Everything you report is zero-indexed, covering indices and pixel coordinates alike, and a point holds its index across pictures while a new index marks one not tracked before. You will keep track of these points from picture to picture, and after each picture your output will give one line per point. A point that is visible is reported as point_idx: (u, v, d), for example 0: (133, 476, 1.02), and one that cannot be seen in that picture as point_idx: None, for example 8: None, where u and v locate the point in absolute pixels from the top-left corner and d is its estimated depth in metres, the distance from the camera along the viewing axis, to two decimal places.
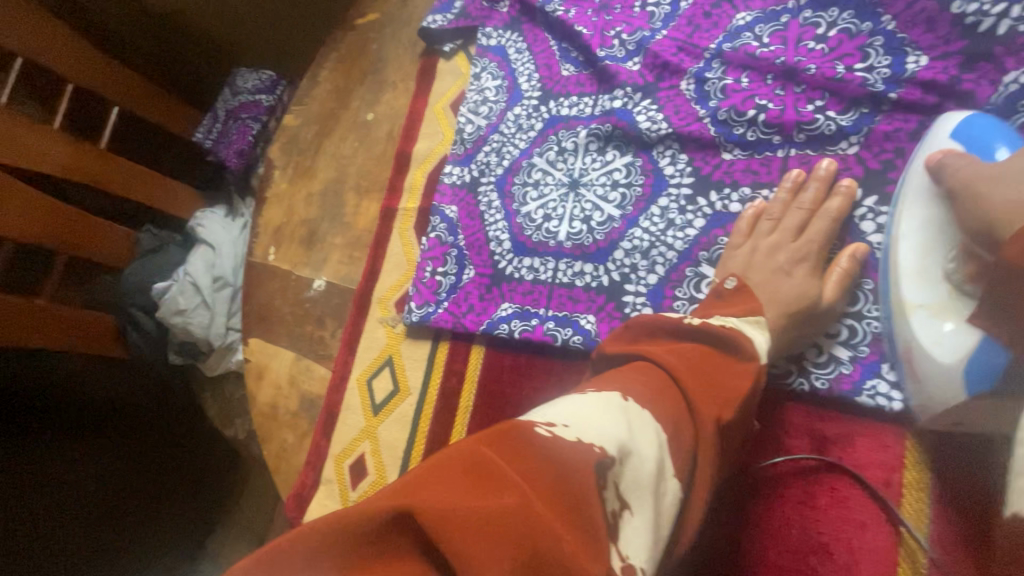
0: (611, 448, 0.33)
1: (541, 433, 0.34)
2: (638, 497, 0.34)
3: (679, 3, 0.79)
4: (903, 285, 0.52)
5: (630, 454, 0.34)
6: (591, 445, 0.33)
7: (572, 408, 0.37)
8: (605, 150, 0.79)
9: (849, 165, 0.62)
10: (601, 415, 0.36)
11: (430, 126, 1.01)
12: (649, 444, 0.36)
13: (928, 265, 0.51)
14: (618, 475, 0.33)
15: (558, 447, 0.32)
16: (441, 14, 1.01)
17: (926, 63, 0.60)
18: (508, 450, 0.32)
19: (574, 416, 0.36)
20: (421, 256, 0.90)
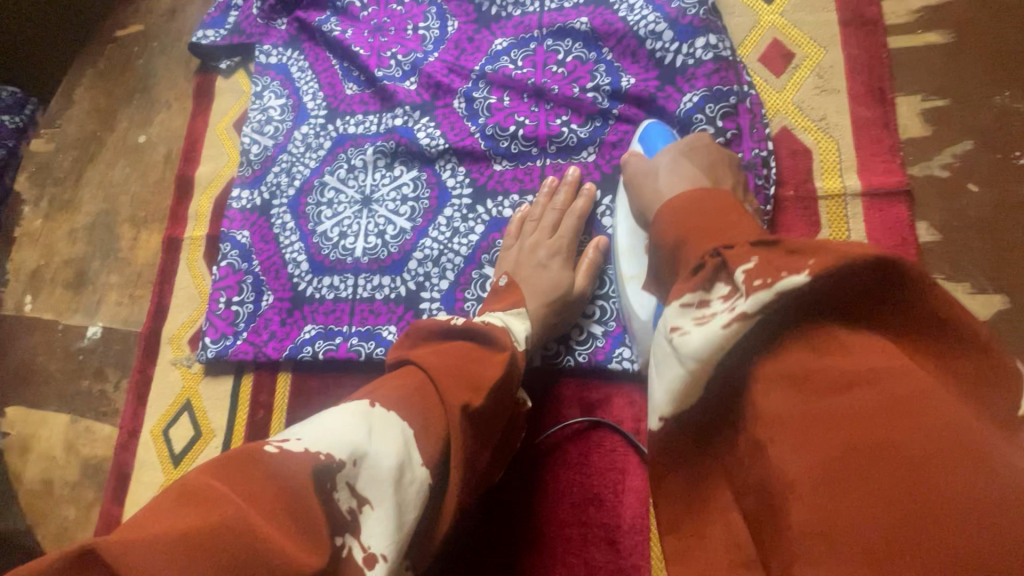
0: (340, 454, 0.41)
1: (271, 451, 0.40)
2: (376, 492, 0.41)
3: (447, 27, 0.85)
4: (622, 262, 0.65)
5: (364, 456, 0.42)
6: (318, 454, 0.40)
7: (315, 422, 0.43)
8: (393, 166, 0.82)
9: (590, 170, 0.74)
10: (340, 426, 0.42)
11: (213, 147, 0.94)
12: (387, 445, 0.43)
13: (635, 244, 0.65)
14: (351, 475, 0.41)
15: (284, 464, 0.39)
16: (213, 29, 0.95)
17: (635, 83, 0.73)
18: (239, 474, 0.38)
19: (312, 430, 0.42)
20: (212, 287, 0.84)
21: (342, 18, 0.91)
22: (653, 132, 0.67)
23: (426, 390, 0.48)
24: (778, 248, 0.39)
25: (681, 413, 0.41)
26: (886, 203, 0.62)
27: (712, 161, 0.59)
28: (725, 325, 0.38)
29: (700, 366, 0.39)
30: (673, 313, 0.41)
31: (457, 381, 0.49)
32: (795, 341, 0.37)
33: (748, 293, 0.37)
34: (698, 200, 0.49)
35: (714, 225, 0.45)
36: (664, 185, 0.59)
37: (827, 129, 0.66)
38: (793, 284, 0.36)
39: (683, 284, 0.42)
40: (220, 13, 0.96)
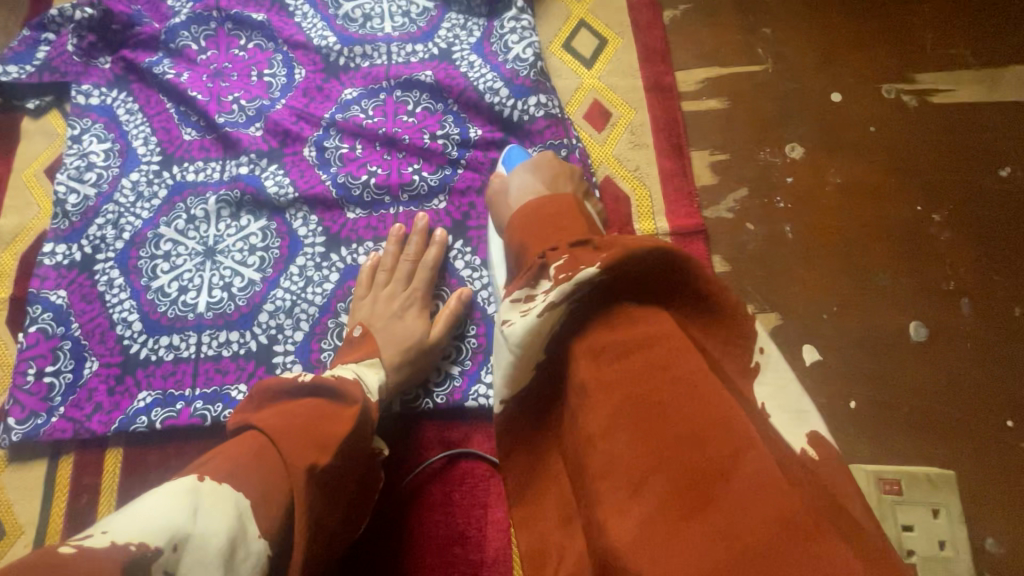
0: (155, 543, 0.39)
1: (69, 552, 0.37)
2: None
3: (294, 75, 0.84)
4: (497, 271, 0.70)
5: (186, 539, 0.41)
6: (129, 544, 0.38)
7: (130, 511, 0.42)
8: (239, 216, 0.79)
9: (440, 217, 0.78)
10: (158, 511, 0.41)
11: (19, 197, 0.83)
12: (215, 522, 0.42)
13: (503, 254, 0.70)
14: (172, 561, 0.40)
15: (86, 560, 0.37)
16: (15, 65, 0.85)
17: (481, 135, 0.79)
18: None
19: (124, 520, 0.40)
20: (18, 358, 0.73)
21: (177, 60, 0.86)
22: (516, 156, 0.74)
23: (266, 454, 0.48)
24: (585, 247, 0.49)
25: (518, 387, 0.51)
26: (688, 240, 0.74)
27: (555, 173, 0.66)
28: (540, 314, 0.46)
29: (523, 351, 0.48)
30: (506, 308, 0.51)
31: (301, 441, 0.49)
32: (594, 323, 0.45)
33: (555, 287, 0.46)
34: (538, 209, 0.57)
35: (551, 231, 0.54)
36: (514, 195, 0.66)
37: (641, 178, 0.77)
38: (585, 278, 0.44)
39: (517, 282, 0.52)
40: (25, 47, 0.86)
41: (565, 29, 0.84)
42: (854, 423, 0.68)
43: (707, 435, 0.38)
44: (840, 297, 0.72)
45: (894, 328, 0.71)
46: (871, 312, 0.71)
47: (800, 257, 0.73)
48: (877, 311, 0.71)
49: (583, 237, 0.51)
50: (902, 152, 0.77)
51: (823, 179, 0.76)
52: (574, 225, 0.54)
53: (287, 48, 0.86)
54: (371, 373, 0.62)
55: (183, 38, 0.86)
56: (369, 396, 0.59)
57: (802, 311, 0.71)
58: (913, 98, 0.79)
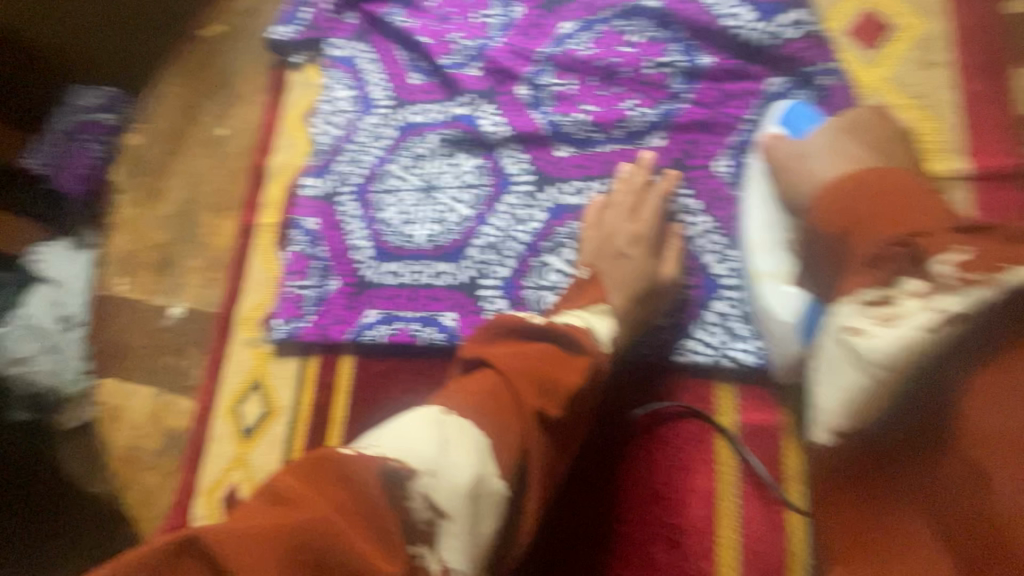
0: (415, 465, 0.43)
1: (348, 457, 0.44)
2: (453, 505, 0.43)
3: (512, 13, 0.84)
4: (757, 257, 0.61)
5: (440, 467, 0.43)
6: (393, 462, 0.43)
7: (393, 429, 0.46)
8: (455, 154, 0.82)
9: (656, 155, 0.70)
10: (415, 435, 0.45)
11: (285, 138, 0.98)
12: (462, 456, 0.44)
13: (773, 237, 0.61)
14: (427, 484, 0.43)
15: (360, 464, 0.43)
16: (287, 25, 0.99)
17: (714, 62, 0.69)
18: (322, 482, 0.42)
19: (388, 436, 0.45)
20: (282, 271, 0.88)
21: (408, 8, 0.92)
22: (798, 112, 0.62)
23: (499, 392, 0.49)
24: (989, 238, 0.40)
25: (862, 421, 0.45)
26: (994, 188, 0.57)
27: (873, 139, 0.57)
28: (924, 329, 0.39)
29: (887, 371, 0.41)
30: (850, 312, 0.44)
31: (532, 381, 0.50)
32: (1007, 351, 0.37)
33: (958, 291, 0.38)
34: (874, 181, 0.49)
35: (895, 211, 0.46)
36: (819, 169, 0.57)
37: (928, 109, 0.60)
38: (1015, 284, 0.36)
39: (863, 280, 0.45)
40: (294, 9, 1.00)
41: None
42: None
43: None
44: None
45: None
46: None
47: None
48: None
49: (964, 223, 0.43)
50: None
51: None
52: (918, 201, 0.47)
53: None
54: (602, 321, 0.58)
55: None
56: (600, 346, 0.56)
57: None
58: None
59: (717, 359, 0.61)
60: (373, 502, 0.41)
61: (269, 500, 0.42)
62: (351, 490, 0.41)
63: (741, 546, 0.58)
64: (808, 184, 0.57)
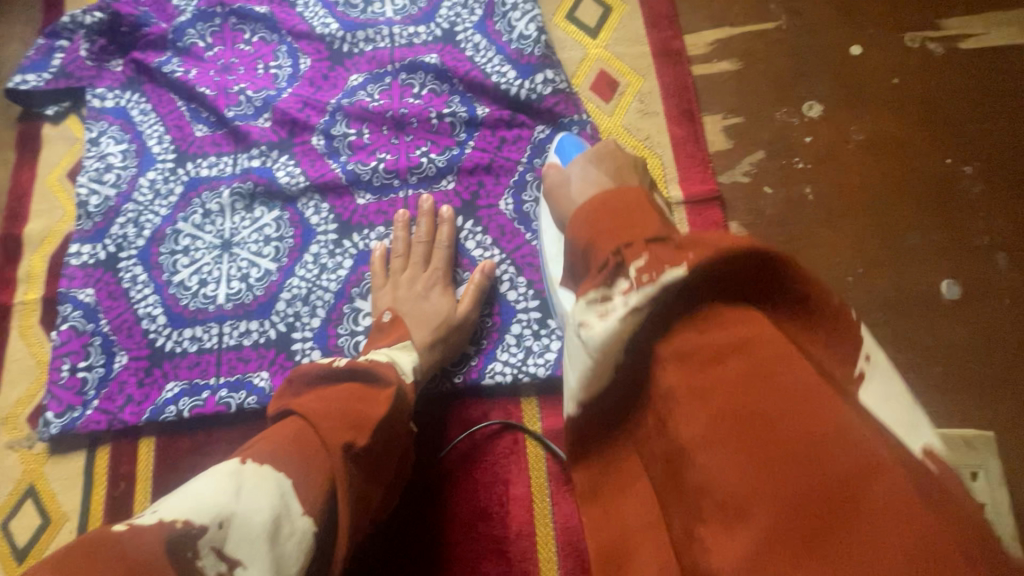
0: (202, 521, 0.42)
1: (123, 531, 0.41)
2: (248, 551, 0.43)
3: (299, 64, 0.85)
4: (551, 266, 0.68)
5: (230, 517, 0.43)
6: (175, 522, 0.42)
7: (182, 492, 0.45)
8: (252, 208, 0.80)
9: (448, 198, 0.77)
10: (203, 492, 0.44)
11: (44, 201, 0.85)
12: (258, 500, 0.45)
13: (559, 250, 0.68)
14: (219, 538, 0.43)
15: (134, 538, 0.40)
16: (33, 73, 0.87)
17: (489, 113, 0.78)
18: (89, 559, 0.39)
19: (172, 501, 0.44)
20: (53, 354, 0.76)
21: (185, 58, 0.87)
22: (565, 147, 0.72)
23: (304, 434, 0.50)
24: (665, 245, 0.46)
25: (592, 401, 0.48)
26: (703, 208, 0.72)
27: (618, 164, 0.62)
28: (619, 319, 0.44)
29: (602, 356, 0.45)
30: (578, 309, 0.47)
31: (339, 420, 0.51)
32: (682, 322, 0.44)
33: (637, 289, 0.44)
34: (602, 205, 0.52)
35: (621, 225, 0.49)
36: (577, 194, 0.62)
37: (652, 147, 0.75)
38: (671, 280, 0.43)
39: (590, 280, 0.47)
40: (42, 56, 0.88)
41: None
42: None
43: (817, 441, 0.36)
44: (866, 259, 0.69)
45: (923, 286, 0.68)
46: (897, 273, 0.69)
47: (821, 219, 0.71)
48: (907, 271, 0.68)
49: (659, 232, 0.47)
50: (930, 102, 0.73)
51: (844, 136, 0.73)
52: (638, 213, 0.50)
53: (292, 39, 0.86)
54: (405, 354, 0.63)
55: (190, 36, 0.87)
56: (403, 378, 0.59)
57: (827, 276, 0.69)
58: (940, 46, 0.75)
59: (517, 377, 0.69)
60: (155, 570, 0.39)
61: None
62: (125, 559, 0.39)
63: (556, 539, 0.65)
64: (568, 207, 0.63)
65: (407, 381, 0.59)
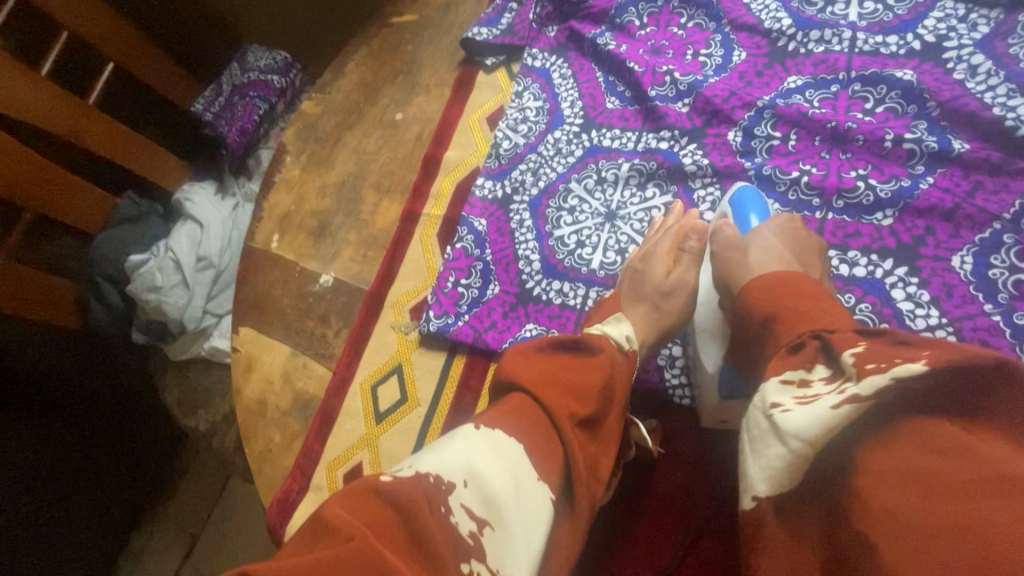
0: (451, 477, 0.45)
1: (384, 480, 0.44)
2: (496, 512, 0.45)
3: (732, 56, 0.82)
4: (698, 316, 0.70)
5: (473, 477, 0.46)
6: (430, 476, 0.45)
7: (436, 455, 0.48)
8: (646, 186, 0.81)
9: (883, 235, 0.66)
10: (454, 453, 0.47)
11: (463, 136, 0.99)
12: (494, 464, 0.47)
13: (709, 301, 0.70)
14: (465, 496, 0.45)
15: (401, 484, 0.44)
16: (487, 28, 1.01)
17: (969, 149, 0.65)
18: (358, 504, 0.42)
19: (429, 461, 0.47)
20: (443, 265, 0.89)
21: (617, 33, 0.92)
22: (744, 198, 0.71)
23: (536, 415, 0.52)
24: (885, 340, 0.45)
25: (783, 492, 0.46)
26: None
27: (806, 245, 0.64)
28: (834, 407, 0.42)
29: (805, 446, 0.43)
30: (774, 389, 0.48)
31: (560, 391, 0.54)
32: (917, 434, 0.39)
33: (859, 378, 0.42)
34: (783, 279, 0.57)
35: (804, 303, 0.53)
36: (755, 251, 0.64)
37: None
38: (908, 373, 0.39)
39: (787, 364, 0.49)
40: (495, 14, 1.03)
41: None
42: None
43: None
44: None
45: None
46: None
47: None
48: None
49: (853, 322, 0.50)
50: None
51: None
52: (812, 289, 0.55)
53: (730, 30, 0.84)
54: (619, 326, 0.64)
55: (629, 14, 0.91)
56: (619, 350, 0.61)
57: None
58: None
59: None
60: (424, 521, 0.42)
61: (312, 527, 0.40)
62: (392, 510, 0.42)
63: None
64: (739, 266, 0.64)
65: (625, 351, 0.62)
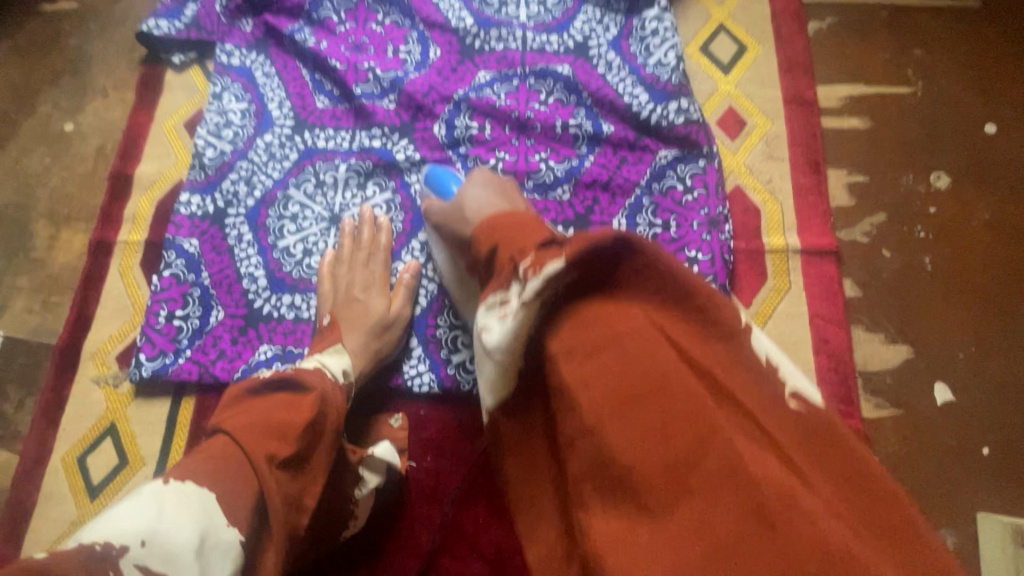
0: (124, 541, 0.42)
1: (40, 560, 0.39)
2: (175, 565, 0.42)
3: (429, 53, 0.86)
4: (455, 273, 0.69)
5: (153, 534, 0.43)
6: (101, 544, 0.41)
7: (110, 518, 0.43)
8: (365, 186, 0.81)
9: (563, 209, 0.77)
10: (130, 514, 0.43)
11: (159, 146, 0.87)
12: (180, 517, 0.44)
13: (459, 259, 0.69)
14: (140, 555, 0.42)
15: (60, 561, 0.39)
16: (166, 20, 0.88)
17: (614, 130, 0.79)
18: None
19: (99, 528, 0.43)
20: (151, 299, 0.77)
21: (316, 29, 0.88)
22: (439, 172, 0.75)
23: (234, 460, 0.49)
24: (552, 246, 0.46)
25: (505, 401, 0.50)
26: (820, 260, 0.72)
27: (502, 187, 0.67)
28: (516, 316, 0.45)
29: (507, 355, 0.46)
30: (481, 314, 0.48)
31: (262, 433, 0.50)
32: (568, 314, 0.45)
33: (523, 284, 0.44)
34: (496, 220, 0.54)
35: (508, 235, 0.51)
36: (469, 207, 0.65)
37: (773, 192, 0.76)
38: (553, 273, 0.43)
39: (492, 285, 0.48)
40: (176, 4, 0.89)
41: (704, 31, 0.83)
42: (985, 471, 0.65)
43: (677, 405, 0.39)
44: (979, 338, 0.69)
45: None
46: (1009, 355, 0.69)
47: (936, 292, 0.71)
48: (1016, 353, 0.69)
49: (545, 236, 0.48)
50: None
51: (969, 212, 0.74)
52: (517, 218, 0.54)
53: (424, 27, 0.87)
54: (335, 357, 0.64)
55: (325, 9, 0.88)
56: (336, 380, 0.61)
57: (934, 345, 0.69)
58: None
59: None
60: None
61: None
62: None
63: None
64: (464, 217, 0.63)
65: (338, 382, 0.62)
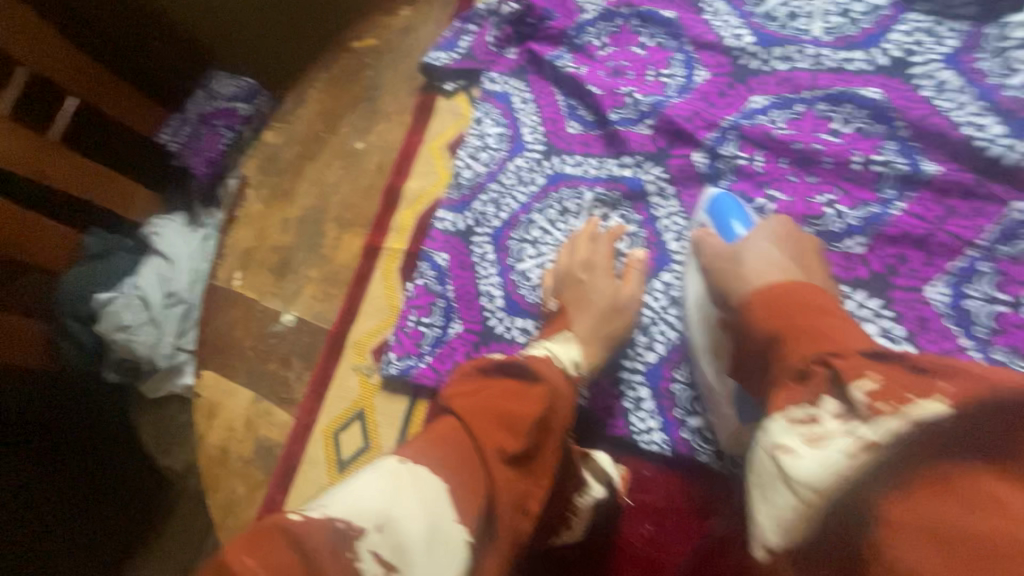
0: (364, 523, 0.42)
1: (292, 519, 0.41)
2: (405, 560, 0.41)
3: (694, 76, 0.79)
4: (698, 333, 0.64)
5: (389, 522, 0.42)
6: (340, 519, 0.41)
7: (356, 492, 0.44)
8: (609, 216, 0.78)
9: (854, 265, 0.63)
10: (370, 493, 0.44)
11: (424, 165, 0.96)
12: (411, 507, 0.43)
13: (708, 319, 0.63)
14: (375, 542, 0.41)
15: (309, 527, 0.40)
16: (445, 52, 0.98)
17: (940, 171, 0.62)
18: (256, 548, 0.39)
19: (344, 499, 0.44)
20: (404, 303, 0.85)
21: (576, 55, 0.88)
22: (725, 205, 0.66)
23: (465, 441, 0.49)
24: (902, 368, 0.42)
25: (799, 546, 0.42)
26: None
27: (800, 248, 0.58)
28: (844, 454, 0.39)
29: (817, 497, 0.40)
30: (780, 429, 0.44)
31: (491, 421, 0.51)
32: (927, 489, 0.35)
33: (871, 419, 0.39)
34: (785, 291, 0.52)
35: (810, 325, 0.48)
36: (749, 261, 0.57)
37: None
38: (919, 418, 0.37)
39: (792, 389, 0.46)
40: (454, 37, 0.99)
41: None
42: None
43: None
44: None
45: None
46: None
47: None
48: None
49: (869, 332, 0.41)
50: None
51: None
52: (821, 304, 0.50)
53: (692, 48, 0.80)
54: (565, 345, 0.65)
55: (588, 35, 0.88)
56: (564, 371, 0.61)
57: None
58: None
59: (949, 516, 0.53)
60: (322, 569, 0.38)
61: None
62: (295, 556, 0.38)
63: None
64: (737, 283, 0.57)
65: (569, 374, 0.61)
